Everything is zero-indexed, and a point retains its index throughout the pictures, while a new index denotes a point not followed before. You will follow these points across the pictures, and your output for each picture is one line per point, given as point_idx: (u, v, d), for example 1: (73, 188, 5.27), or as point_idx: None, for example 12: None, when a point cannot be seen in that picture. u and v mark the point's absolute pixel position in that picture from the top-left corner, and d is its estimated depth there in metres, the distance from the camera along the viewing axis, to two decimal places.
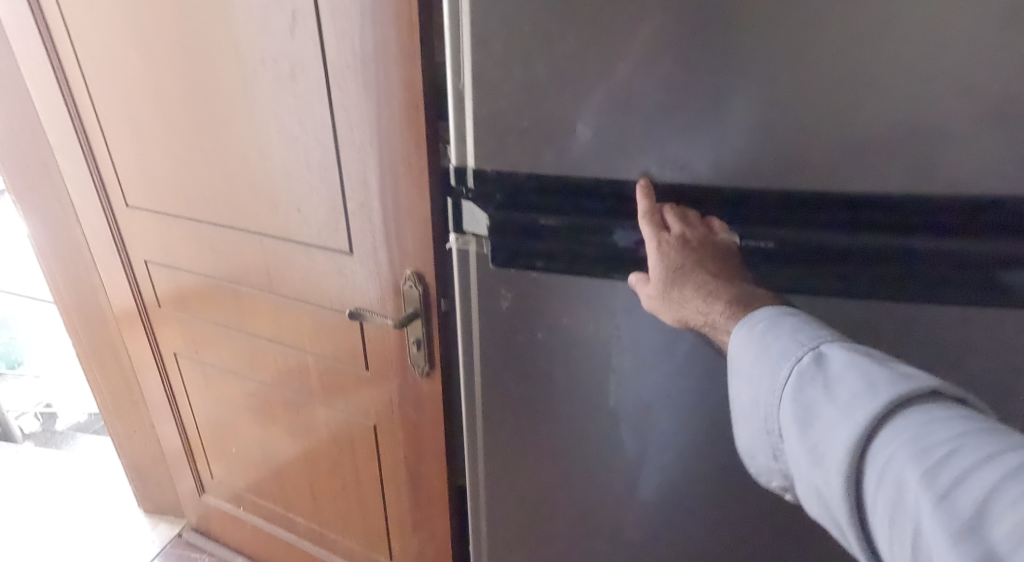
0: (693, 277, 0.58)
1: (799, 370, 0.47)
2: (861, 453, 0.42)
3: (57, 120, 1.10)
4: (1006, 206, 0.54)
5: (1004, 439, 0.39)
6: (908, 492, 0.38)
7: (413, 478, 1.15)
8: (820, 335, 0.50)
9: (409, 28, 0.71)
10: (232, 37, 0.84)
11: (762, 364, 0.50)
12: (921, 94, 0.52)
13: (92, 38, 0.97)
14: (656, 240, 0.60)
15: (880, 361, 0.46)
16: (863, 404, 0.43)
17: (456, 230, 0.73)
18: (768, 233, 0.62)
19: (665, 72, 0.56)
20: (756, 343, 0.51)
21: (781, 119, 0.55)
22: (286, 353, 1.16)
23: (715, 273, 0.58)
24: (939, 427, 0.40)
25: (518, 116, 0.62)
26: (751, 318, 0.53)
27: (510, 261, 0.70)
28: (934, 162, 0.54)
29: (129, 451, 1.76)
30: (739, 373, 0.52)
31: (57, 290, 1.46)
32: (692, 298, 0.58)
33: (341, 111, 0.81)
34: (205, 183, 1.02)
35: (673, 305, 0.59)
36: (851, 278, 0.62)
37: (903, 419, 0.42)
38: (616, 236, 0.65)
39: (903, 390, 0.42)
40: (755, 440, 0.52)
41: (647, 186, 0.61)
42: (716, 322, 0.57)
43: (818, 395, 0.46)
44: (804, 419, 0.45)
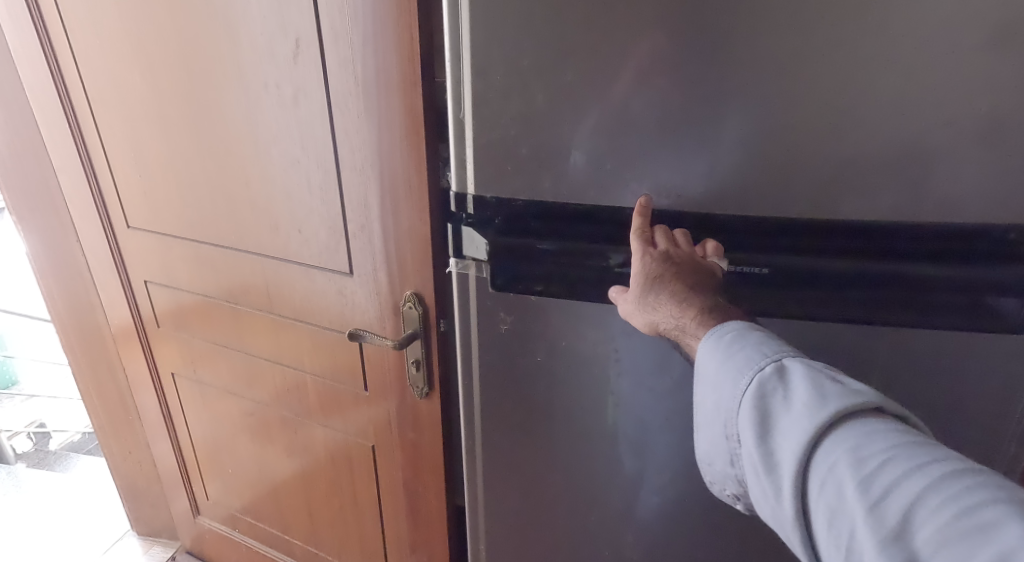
0: (670, 284, 0.58)
1: (758, 378, 0.48)
2: (808, 461, 0.44)
3: (60, 142, 1.12)
4: (990, 234, 0.57)
5: (931, 451, 0.42)
6: (847, 498, 0.41)
7: (411, 498, 1.15)
8: (782, 348, 0.51)
9: (410, 56, 0.73)
10: (236, 63, 0.85)
11: (727, 372, 0.51)
12: (909, 121, 0.54)
13: (97, 64, 0.99)
14: (642, 249, 0.60)
15: (833, 375, 0.48)
16: (815, 413, 0.45)
17: (456, 255, 0.73)
18: (763, 259, 0.63)
19: (660, 101, 0.57)
20: (723, 352, 0.52)
21: (774, 147, 0.57)
22: (285, 373, 1.16)
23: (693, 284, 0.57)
24: (879, 439, 0.42)
25: (517, 143, 0.63)
26: (720, 328, 0.54)
27: (510, 283, 0.71)
28: (921, 189, 0.56)
29: (124, 472, 1.75)
30: (704, 380, 0.53)
31: (56, 309, 1.46)
32: (665, 305, 0.58)
33: (342, 136, 0.83)
34: (206, 204, 1.03)
35: (646, 309, 0.60)
36: (844, 303, 0.63)
37: (847, 429, 0.44)
38: (611, 259, 0.66)
39: (853, 404, 0.44)
40: (711, 445, 0.53)
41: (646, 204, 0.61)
42: (686, 327, 0.57)
43: (774, 404, 0.47)
44: (760, 426, 0.47)
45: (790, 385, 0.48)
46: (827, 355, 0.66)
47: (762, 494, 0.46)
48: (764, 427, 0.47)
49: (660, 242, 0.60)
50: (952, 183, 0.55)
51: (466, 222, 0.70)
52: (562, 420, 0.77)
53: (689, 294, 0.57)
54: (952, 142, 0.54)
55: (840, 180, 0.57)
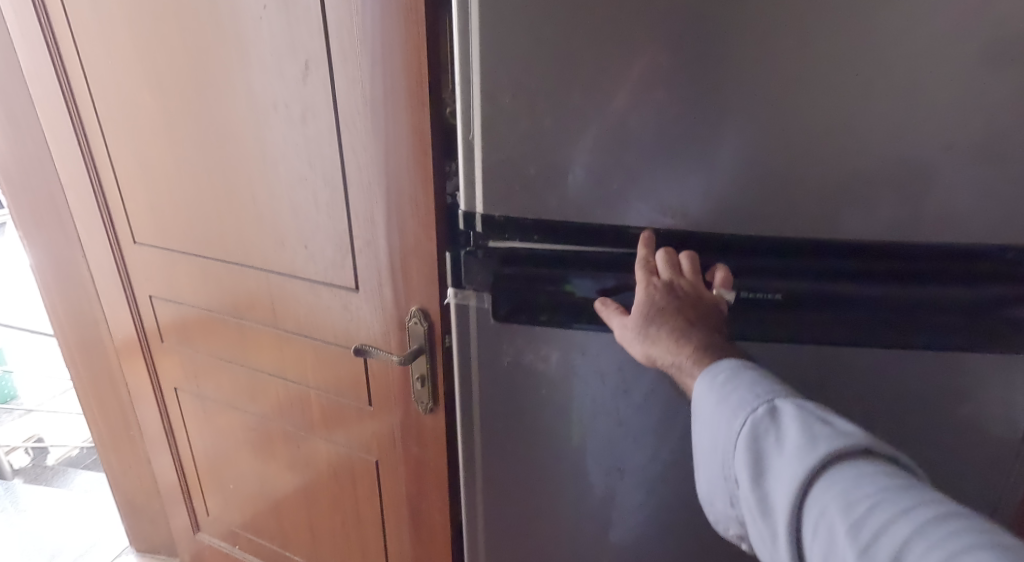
0: (669, 319, 0.59)
1: (751, 420, 0.49)
2: (801, 505, 0.44)
3: (69, 159, 1.13)
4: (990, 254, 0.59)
5: (921, 494, 0.42)
6: (838, 544, 0.41)
7: (414, 514, 1.14)
8: (774, 388, 0.51)
9: (418, 77, 0.75)
10: (245, 82, 0.87)
11: (720, 413, 0.51)
12: (906, 140, 0.55)
13: (108, 81, 1.00)
14: (645, 283, 0.61)
15: (824, 416, 0.48)
16: (805, 457, 0.45)
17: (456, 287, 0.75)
18: (774, 284, 0.64)
19: (665, 122, 0.58)
20: (716, 392, 0.53)
21: (779, 167, 0.58)
22: (288, 387, 1.16)
23: (692, 321, 0.58)
24: (868, 482, 0.43)
25: (525, 164, 0.64)
26: (713, 368, 0.55)
27: (510, 315, 0.72)
28: (921, 206, 0.58)
29: (124, 486, 1.74)
30: (701, 421, 0.54)
31: (59, 323, 1.47)
32: (663, 339, 0.58)
33: (350, 154, 0.84)
34: (212, 221, 1.04)
35: (645, 340, 0.60)
36: (853, 326, 0.64)
37: (837, 472, 0.44)
38: (572, 286, 0.68)
39: (841, 446, 0.45)
40: (712, 486, 0.54)
41: (650, 238, 0.63)
42: (683, 364, 0.57)
43: (766, 447, 0.48)
44: (754, 470, 0.47)
45: (780, 427, 0.48)
46: (831, 369, 0.67)
47: (761, 536, 0.47)
48: (757, 470, 0.47)
49: (661, 277, 0.61)
50: (947, 200, 0.57)
51: (467, 252, 0.72)
52: (566, 436, 0.77)
53: (688, 327, 0.58)
54: (947, 160, 0.56)
55: (839, 198, 0.59)
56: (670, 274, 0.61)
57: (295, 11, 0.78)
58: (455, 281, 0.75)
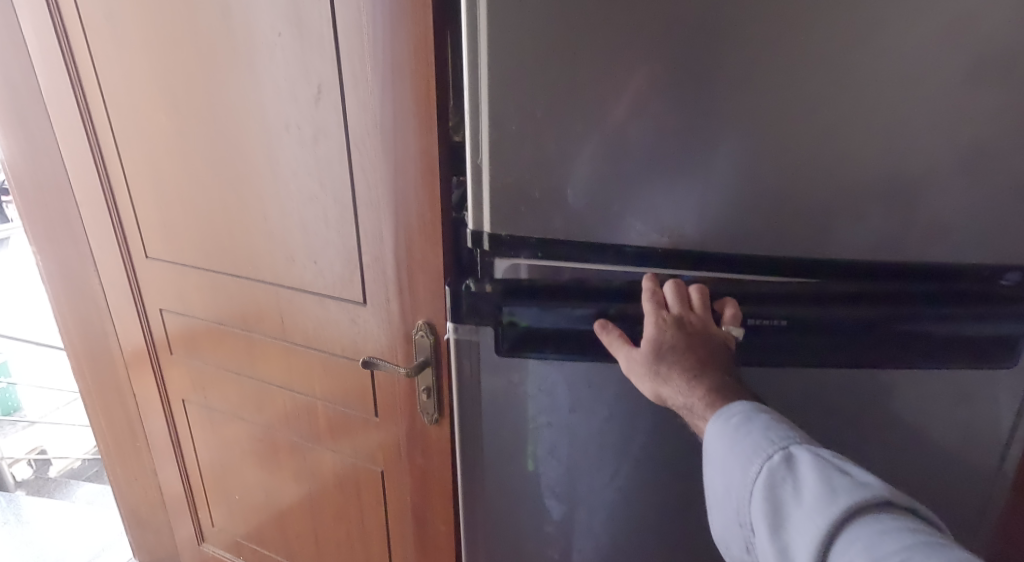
0: (680, 361, 0.61)
1: (768, 468, 0.53)
2: (824, 557, 0.47)
3: (85, 176, 1.16)
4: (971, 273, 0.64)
5: (945, 550, 0.44)
6: None
7: (419, 523, 1.16)
8: (790, 435, 0.55)
9: (426, 101, 0.78)
10: (259, 104, 0.90)
11: (737, 460, 0.55)
12: (889, 161, 0.59)
13: (124, 102, 1.03)
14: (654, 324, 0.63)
15: (842, 467, 0.51)
16: (826, 509, 0.49)
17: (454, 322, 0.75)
18: (779, 310, 0.67)
19: (662, 147, 0.61)
20: (730, 438, 0.56)
21: (770, 189, 0.61)
22: (295, 398, 1.18)
23: (702, 362, 0.61)
24: (892, 538, 0.45)
25: (529, 186, 0.67)
26: (726, 411, 0.58)
27: (510, 351, 0.73)
28: (903, 224, 0.62)
29: (128, 498, 1.75)
30: (717, 466, 0.57)
31: (69, 335, 1.49)
32: (674, 381, 0.61)
33: (360, 174, 0.87)
34: (224, 236, 1.07)
35: (656, 380, 0.63)
36: (854, 349, 0.67)
37: (859, 526, 0.47)
38: (514, 317, 0.71)
39: (860, 499, 0.48)
40: (729, 530, 0.57)
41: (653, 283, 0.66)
42: (695, 407, 0.60)
43: (785, 496, 0.51)
44: (774, 519, 0.51)
45: (799, 477, 0.52)
46: (821, 378, 0.70)
47: None
48: (777, 519, 0.51)
49: (669, 317, 0.63)
50: (927, 218, 0.61)
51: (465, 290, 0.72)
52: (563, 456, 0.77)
53: (700, 365, 0.61)
54: (926, 180, 0.59)
55: (827, 216, 0.62)
56: (678, 314, 0.64)
57: (309, 38, 0.82)
58: (454, 317, 0.75)
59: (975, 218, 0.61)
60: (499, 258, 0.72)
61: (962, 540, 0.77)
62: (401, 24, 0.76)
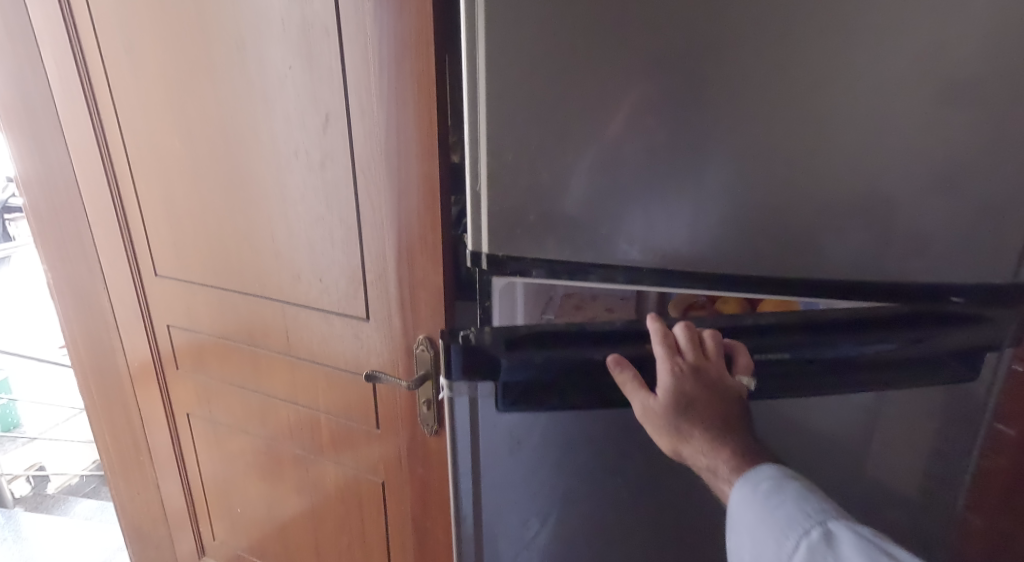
0: (702, 418, 0.60)
1: (807, 545, 0.54)
2: None
3: (98, 196, 1.21)
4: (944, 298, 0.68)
5: None
6: None
7: (419, 533, 1.19)
8: (826, 509, 0.56)
9: (428, 130, 0.83)
10: (269, 130, 0.95)
11: (775, 535, 0.56)
12: (857, 188, 0.64)
13: (139, 127, 1.08)
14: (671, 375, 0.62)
15: (885, 550, 0.52)
16: None
17: (449, 378, 0.68)
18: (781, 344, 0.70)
19: (647, 175, 0.66)
20: (763, 508, 0.57)
21: (748, 212, 0.66)
22: (299, 411, 1.22)
23: (721, 416, 0.61)
24: None
25: (525, 211, 0.71)
26: (755, 478, 0.58)
27: (511, 403, 0.68)
28: (871, 247, 0.66)
29: (128, 512, 1.76)
30: (753, 536, 0.58)
31: (76, 350, 1.52)
32: (697, 441, 0.60)
33: (365, 196, 0.92)
34: (232, 255, 1.11)
35: (677, 437, 0.61)
36: (853, 379, 0.71)
37: None
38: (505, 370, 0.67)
39: None
40: None
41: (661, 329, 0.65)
42: (719, 470, 0.60)
43: None
44: None
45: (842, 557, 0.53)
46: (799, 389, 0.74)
47: None
48: None
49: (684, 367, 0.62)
50: (894, 241, 0.65)
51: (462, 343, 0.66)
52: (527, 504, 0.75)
53: (718, 414, 0.61)
54: (894, 205, 0.64)
55: (800, 238, 0.67)
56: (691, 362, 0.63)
57: (318, 70, 0.87)
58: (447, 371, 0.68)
59: (940, 242, 0.65)
60: (496, 275, 0.78)
61: (937, 544, 0.81)
62: (406, 59, 0.81)
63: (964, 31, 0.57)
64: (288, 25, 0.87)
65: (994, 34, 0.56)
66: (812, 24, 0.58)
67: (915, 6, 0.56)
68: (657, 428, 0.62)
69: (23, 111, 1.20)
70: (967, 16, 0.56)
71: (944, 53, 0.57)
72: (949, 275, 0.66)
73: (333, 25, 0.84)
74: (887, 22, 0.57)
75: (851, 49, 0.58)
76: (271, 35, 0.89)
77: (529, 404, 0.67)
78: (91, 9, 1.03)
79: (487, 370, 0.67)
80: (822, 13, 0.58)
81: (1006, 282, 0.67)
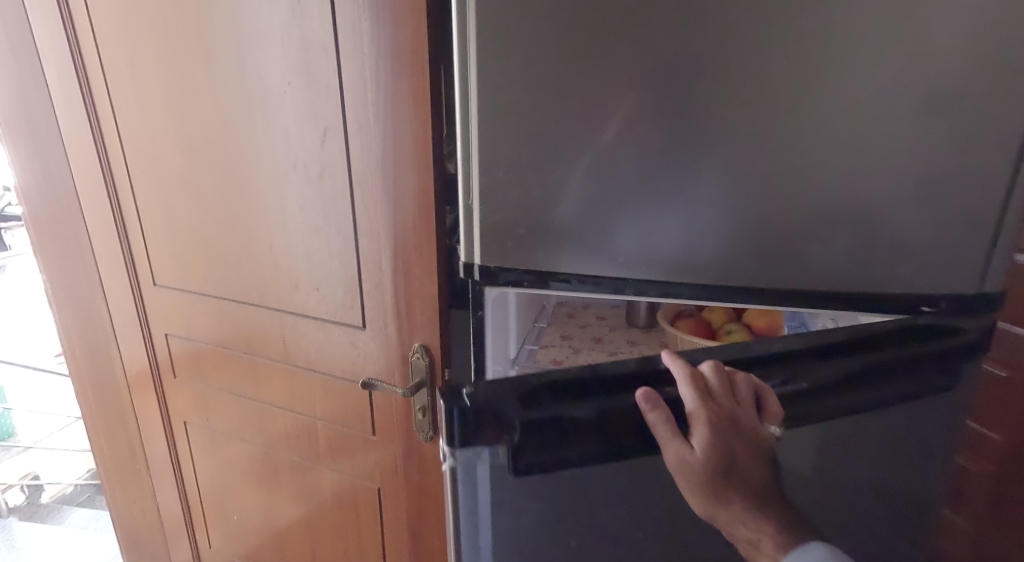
0: (740, 482, 0.57)
1: None
2: None
3: (98, 208, 1.23)
4: (915, 303, 0.70)
5: None
6: None
7: (415, 539, 1.21)
8: None
9: (423, 144, 0.86)
10: (268, 144, 0.98)
11: None
12: (835, 202, 0.66)
13: (140, 140, 1.11)
14: (707, 436, 0.56)
15: None
16: None
17: (451, 445, 0.57)
18: (797, 372, 0.61)
19: (633, 189, 0.69)
20: None
21: (732, 225, 0.69)
22: (297, 419, 1.24)
23: (758, 476, 0.58)
24: None
25: (516, 224, 0.74)
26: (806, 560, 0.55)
27: (527, 467, 0.57)
28: (849, 259, 0.68)
29: (125, 522, 1.77)
30: None
31: (74, 359, 1.54)
32: (735, 507, 0.57)
33: (362, 208, 0.95)
34: (231, 264, 1.13)
35: (716, 503, 0.57)
36: (877, 401, 0.63)
37: None
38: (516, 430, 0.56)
39: None
40: None
41: (691, 377, 0.58)
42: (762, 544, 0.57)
43: None
44: None
45: None
46: None
47: None
48: None
49: (720, 422, 0.57)
50: (872, 251, 0.68)
51: (465, 403, 0.55)
52: None
53: (749, 470, 0.58)
54: (871, 219, 0.66)
55: (782, 250, 0.69)
56: (726, 414, 0.57)
57: (316, 87, 0.90)
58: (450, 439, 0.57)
59: (916, 255, 0.67)
60: (488, 285, 0.80)
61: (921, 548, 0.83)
62: (401, 77, 0.84)
63: (931, 54, 0.60)
64: (287, 44, 0.90)
65: (959, 57, 0.60)
66: (789, 47, 0.61)
67: (885, 31, 0.59)
68: (687, 482, 0.57)
69: (25, 124, 1.22)
70: (934, 40, 0.59)
71: (914, 75, 0.61)
72: (925, 286, 0.69)
73: (331, 44, 0.86)
74: (859, 46, 0.60)
75: (825, 70, 0.61)
76: (270, 53, 0.91)
77: (548, 463, 0.57)
78: (94, 27, 1.05)
79: (494, 431, 0.57)
80: (797, 37, 0.61)
81: (974, 292, 0.69)
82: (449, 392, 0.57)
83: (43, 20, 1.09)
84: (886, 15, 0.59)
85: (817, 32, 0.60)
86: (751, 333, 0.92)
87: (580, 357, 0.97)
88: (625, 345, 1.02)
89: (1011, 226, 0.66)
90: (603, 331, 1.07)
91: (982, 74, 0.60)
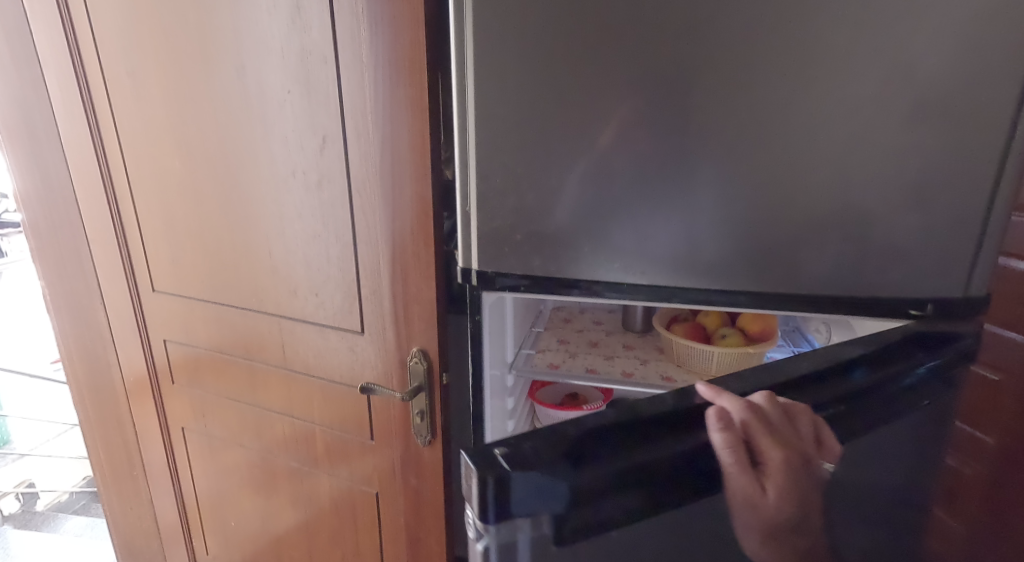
0: (796, 516, 0.57)
1: None
2: None
3: (97, 214, 1.23)
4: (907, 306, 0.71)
5: None
6: None
7: (413, 544, 1.21)
8: None
9: (421, 152, 0.87)
10: (268, 152, 0.99)
11: None
12: (826, 209, 0.67)
13: (140, 148, 1.12)
14: (777, 477, 0.54)
15: None
16: None
17: (487, 522, 0.48)
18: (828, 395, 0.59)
19: (628, 196, 0.70)
20: None
21: (725, 231, 0.70)
22: (295, 425, 1.24)
23: (810, 508, 0.58)
24: None
25: (514, 230, 0.75)
26: None
27: (574, 534, 0.50)
28: (841, 264, 0.69)
29: (121, 529, 1.76)
30: None
31: (72, 366, 1.54)
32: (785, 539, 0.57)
33: (360, 214, 0.96)
34: (230, 271, 1.14)
35: (771, 537, 0.56)
36: (894, 412, 0.63)
37: None
38: (563, 495, 0.48)
39: None
40: None
41: (763, 417, 0.54)
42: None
43: None
44: None
45: None
46: None
47: None
48: None
49: (789, 462, 0.55)
50: (863, 256, 0.69)
51: (505, 471, 0.47)
52: None
53: (803, 499, 0.57)
54: (861, 225, 0.67)
55: (775, 255, 0.70)
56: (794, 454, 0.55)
57: (315, 96, 0.91)
58: (485, 517, 0.48)
59: (905, 259, 0.69)
60: (486, 290, 0.81)
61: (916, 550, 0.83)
62: (399, 86, 0.85)
63: (916, 63, 0.61)
64: (287, 54, 0.91)
65: (943, 67, 0.61)
66: (778, 57, 0.63)
67: (872, 42, 0.61)
68: (747, 520, 0.55)
69: (25, 133, 1.23)
70: (919, 50, 0.61)
71: (900, 83, 0.62)
72: (915, 291, 0.70)
73: (330, 54, 0.88)
74: (846, 57, 0.62)
75: (814, 79, 0.63)
76: (270, 62, 0.93)
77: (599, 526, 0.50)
78: (95, 36, 1.07)
79: (539, 500, 0.48)
80: (786, 48, 0.63)
81: (961, 297, 0.70)
82: (481, 460, 0.48)
83: (45, 30, 1.10)
84: (873, 25, 0.61)
85: (805, 43, 0.62)
86: (745, 337, 0.93)
87: (576, 361, 0.98)
88: (621, 349, 1.03)
89: (994, 229, 0.67)
90: (599, 335, 1.08)
91: (965, 83, 0.62)
